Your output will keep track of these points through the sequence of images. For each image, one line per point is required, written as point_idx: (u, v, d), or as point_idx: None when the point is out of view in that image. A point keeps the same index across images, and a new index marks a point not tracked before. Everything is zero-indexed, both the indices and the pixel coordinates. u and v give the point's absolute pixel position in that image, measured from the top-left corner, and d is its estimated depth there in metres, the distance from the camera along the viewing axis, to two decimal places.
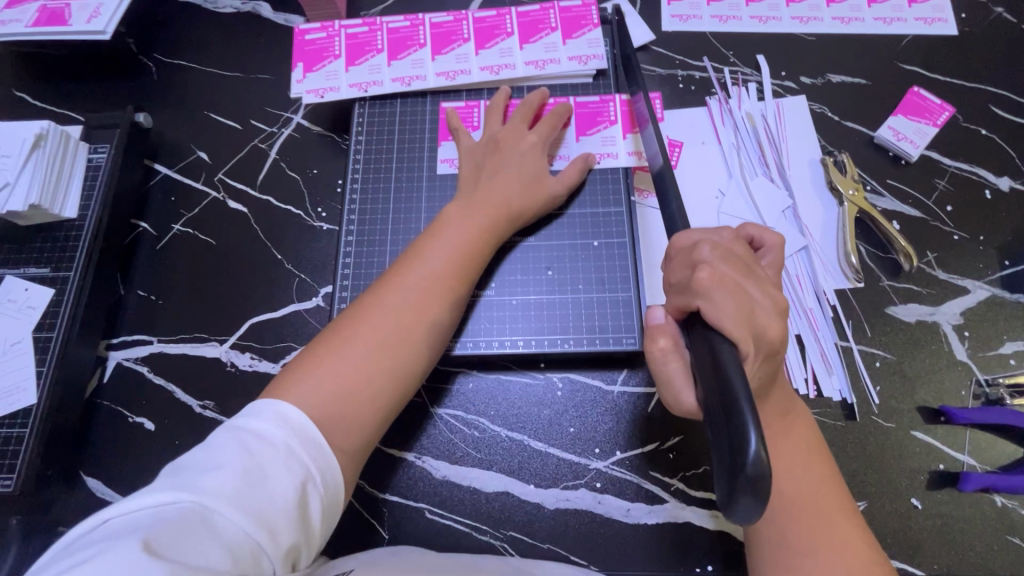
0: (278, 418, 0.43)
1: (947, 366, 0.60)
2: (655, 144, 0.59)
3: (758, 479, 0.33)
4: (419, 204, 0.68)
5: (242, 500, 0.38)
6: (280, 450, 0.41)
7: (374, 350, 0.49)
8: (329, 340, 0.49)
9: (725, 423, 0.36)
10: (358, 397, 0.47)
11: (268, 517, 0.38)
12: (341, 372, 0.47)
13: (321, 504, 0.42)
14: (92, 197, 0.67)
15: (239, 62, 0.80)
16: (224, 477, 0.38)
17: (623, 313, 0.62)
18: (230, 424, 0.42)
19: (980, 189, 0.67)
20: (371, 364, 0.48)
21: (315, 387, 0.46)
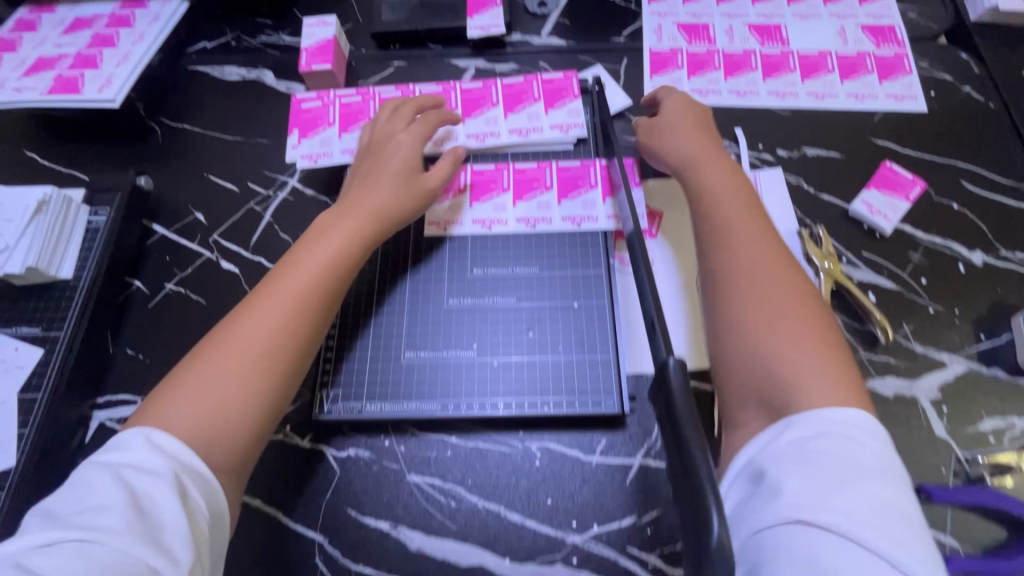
0: (154, 447, 0.46)
1: (926, 443, 0.60)
2: (630, 210, 0.61)
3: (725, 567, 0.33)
4: (404, 265, 0.68)
5: (118, 515, 0.42)
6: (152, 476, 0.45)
7: (233, 366, 0.51)
8: (192, 367, 0.52)
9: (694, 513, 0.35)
10: (229, 418, 0.50)
11: (150, 522, 0.42)
12: (206, 397, 0.50)
13: (200, 499, 0.46)
14: (89, 258, 0.70)
15: (241, 126, 0.84)
16: (95, 502, 0.42)
17: (602, 376, 0.62)
18: (104, 464, 0.46)
19: (954, 263, 0.69)
20: (233, 382, 0.51)
21: (179, 414, 0.49)
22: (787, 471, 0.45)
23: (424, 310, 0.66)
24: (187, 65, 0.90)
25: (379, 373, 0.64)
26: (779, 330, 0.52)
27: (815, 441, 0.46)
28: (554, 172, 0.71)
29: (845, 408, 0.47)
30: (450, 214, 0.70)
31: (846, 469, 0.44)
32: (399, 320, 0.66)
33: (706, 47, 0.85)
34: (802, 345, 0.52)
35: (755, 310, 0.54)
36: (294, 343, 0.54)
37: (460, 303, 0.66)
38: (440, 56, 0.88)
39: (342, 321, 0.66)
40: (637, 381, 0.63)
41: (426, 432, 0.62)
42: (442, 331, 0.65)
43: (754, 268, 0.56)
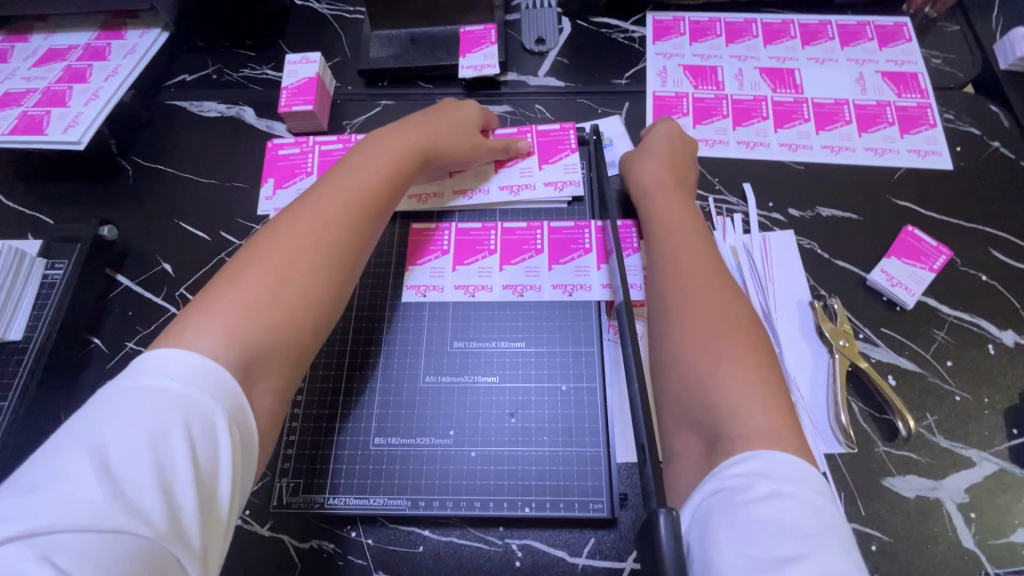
0: (189, 370, 0.40)
1: (951, 555, 0.54)
2: (620, 281, 0.56)
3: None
4: (379, 334, 0.64)
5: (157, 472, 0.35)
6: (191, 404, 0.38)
7: (276, 268, 0.49)
8: (224, 277, 0.48)
9: None
10: (272, 333, 0.46)
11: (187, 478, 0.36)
12: (235, 299, 0.46)
13: (250, 426, 0.42)
14: (42, 317, 0.65)
15: (217, 168, 0.79)
16: (134, 462, 0.35)
17: (591, 473, 0.56)
18: (129, 379, 0.39)
19: (982, 344, 0.63)
20: (275, 303, 0.47)
21: (215, 317, 0.44)
22: (717, 534, 0.38)
23: (399, 388, 0.61)
24: (164, 100, 0.85)
25: (348, 459, 0.59)
26: (725, 364, 0.48)
27: (759, 506, 0.38)
28: (546, 232, 0.67)
29: (783, 458, 0.41)
30: (432, 278, 0.66)
31: (788, 544, 0.36)
32: (369, 399, 0.61)
33: (714, 93, 0.79)
34: (745, 383, 0.47)
35: (697, 344, 0.50)
36: (340, 264, 0.52)
37: (438, 381, 0.61)
38: (430, 96, 0.83)
39: (309, 397, 0.61)
40: (629, 476, 0.57)
41: (396, 525, 0.57)
42: (417, 413, 0.60)
43: (700, 305, 0.53)
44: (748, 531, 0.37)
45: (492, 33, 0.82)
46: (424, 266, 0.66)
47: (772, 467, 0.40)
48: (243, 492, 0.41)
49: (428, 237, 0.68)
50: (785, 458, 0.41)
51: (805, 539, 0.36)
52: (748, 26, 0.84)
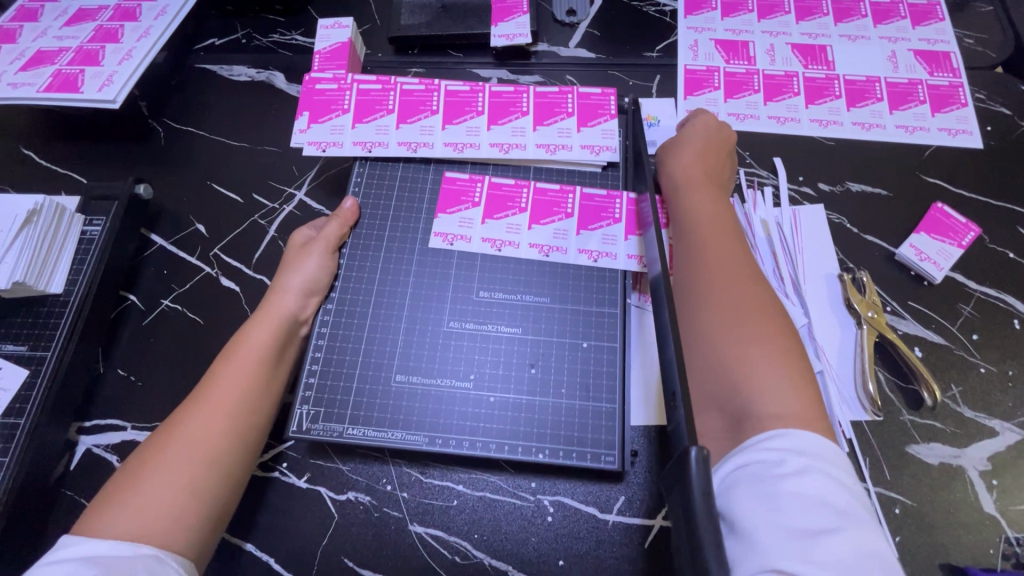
0: None
1: (974, 519, 0.55)
2: (655, 250, 0.57)
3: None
4: (407, 277, 0.65)
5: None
6: (146, 556, 0.43)
7: (218, 403, 0.53)
8: (161, 440, 0.50)
9: None
10: (217, 442, 0.51)
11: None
12: (184, 434, 0.50)
13: None
14: (81, 272, 0.66)
15: (248, 132, 0.80)
16: None
17: (604, 427, 0.57)
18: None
19: (1008, 319, 0.63)
20: (209, 428, 0.51)
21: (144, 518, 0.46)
22: (751, 509, 0.39)
23: (422, 331, 0.62)
24: (194, 63, 0.85)
25: (366, 396, 0.59)
26: (742, 345, 0.50)
27: (790, 480, 0.40)
28: (578, 197, 0.67)
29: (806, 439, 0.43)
30: (460, 228, 0.66)
31: (823, 515, 0.38)
32: (393, 338, 0.62)
33: (746, 68, 0.79)
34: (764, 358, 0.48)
35: (718, 322, 0.52)
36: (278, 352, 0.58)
37: (461, 327, 0.62)
38: (461, 64, 0.83)
39: (333, 332, 0.62)
40: (639, 434, 0.59)
41: (434, 478, 0.58)
42: (439, 359, 0.60)
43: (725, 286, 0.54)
44: (778, 503, 0.39)
45: (524, 3, 0.83)
46: (453, 215, 0.67)
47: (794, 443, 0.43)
48: None
49: (460, 187, 0.68)
50: (808, 436, 0.43)
51: (836, 511, 0.38)
52: (781, 2, 0.84)
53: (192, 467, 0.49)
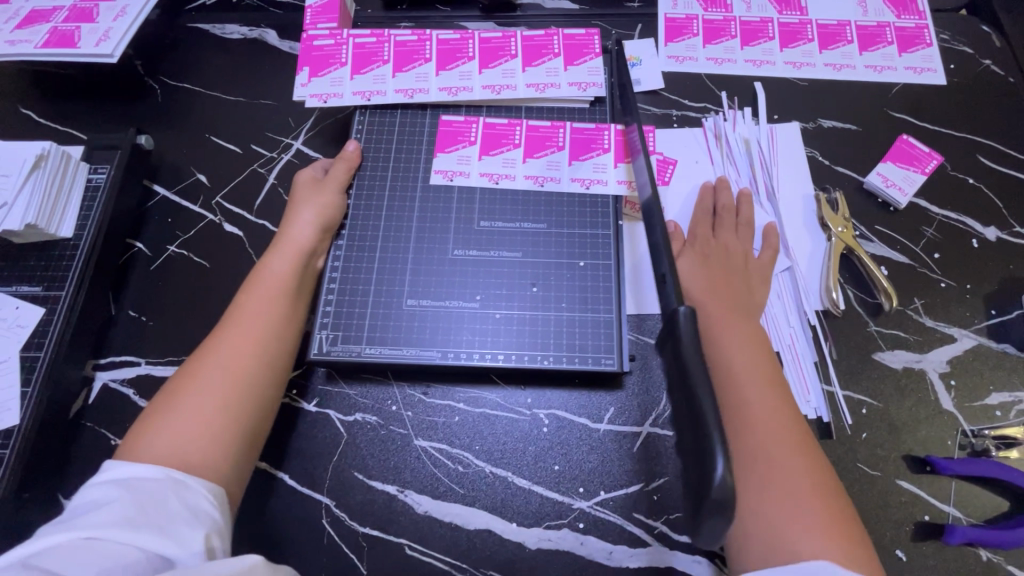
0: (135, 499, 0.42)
1: (933, 414, 0.60)
2: (646, 173, 0.58)
3: (725, 503, 0.31)
4: (413, 214, 0.68)
5: (137, 526, 0.40)
6: (169, 480, 0.44)
7: (243, 334, 0.55)
8: (191, 369, 0.53)
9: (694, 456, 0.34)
10: (245, 369, 0.53)
11: (169, 530, 0.41)
12: (211, 364, 0.53)
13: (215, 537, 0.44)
14: (89, 217, 0.68)
15: (243, 87, 0.82)
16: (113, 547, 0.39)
17: (603, 334, 0.62)
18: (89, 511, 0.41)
19: (967, 238, 0.68)
20: (237, 356, 0.54)
21: (181, 423, 0.49)
22: None
23: (430, 261, 0.66)
24: (186, 22, 0.86)
25: (382, 318, 0.64)
26: (771, 435, 0.48)
27: None
28: (568, 131, 0.70)
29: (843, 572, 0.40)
30: (458, 165, 0.70)
31: None
32: (402, 265, 0.66)
33: (723, 15, 0.82)
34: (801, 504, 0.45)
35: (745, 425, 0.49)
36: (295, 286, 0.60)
37: (466, 255, 0.66)
38: (448, 18, 0.85)
39: (346, 263, 0.66)
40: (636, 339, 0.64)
41: (436, 397, 0.62)
42: (447, 284, 0.65)
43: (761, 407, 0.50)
44: None
45: None
46: (451, 154, 0.71)
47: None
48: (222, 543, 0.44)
49: (456, 128, 0.72)
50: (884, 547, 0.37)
51: None
52: None
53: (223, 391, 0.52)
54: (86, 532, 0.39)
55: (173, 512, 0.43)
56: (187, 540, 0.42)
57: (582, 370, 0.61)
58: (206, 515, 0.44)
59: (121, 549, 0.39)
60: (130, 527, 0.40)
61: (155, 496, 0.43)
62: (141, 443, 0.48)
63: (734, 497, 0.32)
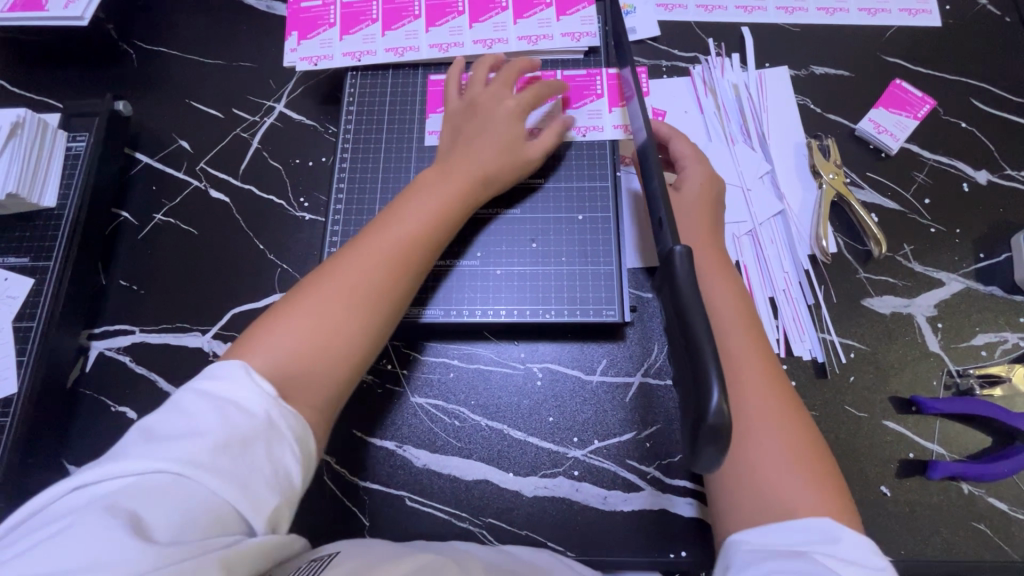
0: (228, 439, 0.40)
1: (920, 357, 0.61)
2: (640, 116, 0.55)
3: (721, 431, 0.31)
4: (407, 175, 0.67)
5: (221, 476, 0.38)
6: (262, 424, 0.41)
7: (385, 251, 0.52)
8: (326, 272, 0.51)
9: (691, 384, 0.33)
10: (382, 294, 0.51)
11: (251, 487, 0.39)
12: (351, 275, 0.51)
13: (284, 506, 0.41)
14: (71, 186, 0.67)
15: (219, 48, 0.79)
16: (192, 494, 0.38)
17: (604, 286, 0.62)
18: (182, 437, 0.39)
19: (958, 182, 0.68)
20: (376, 275, 0.51)
21: (301, 332, 0.47)
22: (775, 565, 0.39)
23: None
24: None
25: None
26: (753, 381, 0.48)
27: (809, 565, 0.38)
28: (559, 80, 0.69)
29: (839, 529, 0.41)
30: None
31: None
32: None
33: None
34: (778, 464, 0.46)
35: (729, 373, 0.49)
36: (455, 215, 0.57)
37: None
38: None
39: (345, 226, 0.66)
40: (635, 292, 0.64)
41: (430, 356, 0.63)
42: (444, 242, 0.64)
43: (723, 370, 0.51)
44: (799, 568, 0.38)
45: None
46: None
47: (833, 540, 0.40)
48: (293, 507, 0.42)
49: None
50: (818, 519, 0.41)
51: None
52: None
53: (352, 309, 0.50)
54: (173, 465, 0.38)
55: (256, 463, 0.40)
56: (261, 503, 0.40)
57: (580, 323, 0.61)
58: (286, 472, 0.42)
59: (201, 498, 0.38)
60: (213, 474, 0.38)
61: (246, 438, 0.40)
62: (260, 339, 0.47)
63: (730, 424, 0.31)
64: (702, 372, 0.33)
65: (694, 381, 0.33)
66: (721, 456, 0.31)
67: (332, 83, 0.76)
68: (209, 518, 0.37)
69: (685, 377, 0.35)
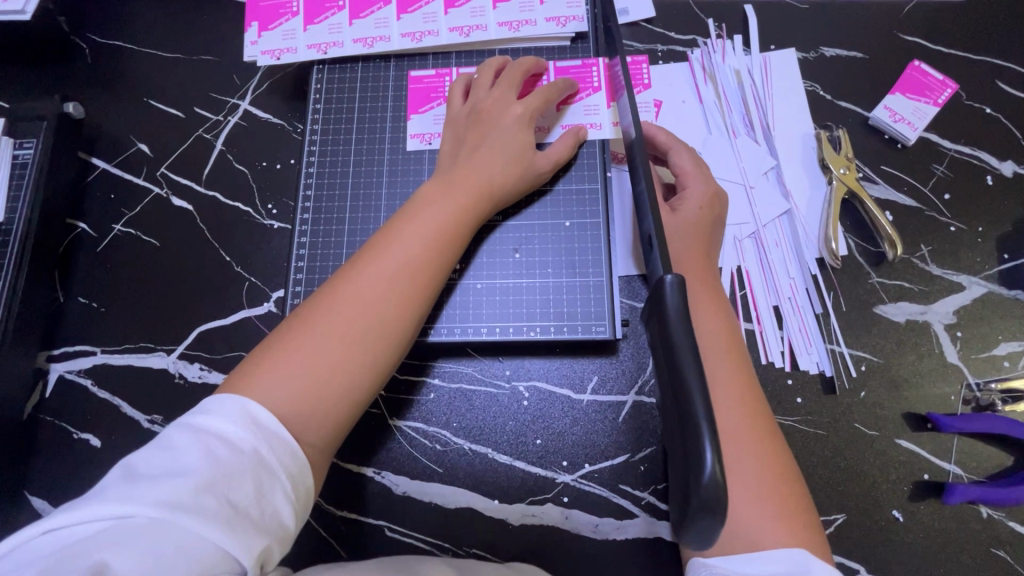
0: (214, 476, 0.36)
1: (937, 370, 0.56)
2: (630, 114, 0.50)
3: (715, 503, 0.27)
4: (381, 178, 0.62)
5: (207, 516, 0.35)
6: (250, 458, 0.38)
7: (397, 269, 0.48)
8: (330, 295, 0.47)
9: (680, 440, 0.30)
10: (392, 321, 0.47)
11: (240, 529, 0.36)
12: (355, 300, 0.46)
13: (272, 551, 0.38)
14: (19, 198, 0.62)
15: (176, 40, 0.73)
16: (171, 538, 0.34)
17: (594, 299, 0.57)
18: (164, 474, 0.36)
19: (982, 175, 0.62)
20: (386, 298, 0.47)
21: (305, 364, 0.44)
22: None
23: None
24: None
25: None
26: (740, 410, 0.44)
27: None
28: (551, 73, 0.62)
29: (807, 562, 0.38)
30: (435, 127, 0.63)
31: None
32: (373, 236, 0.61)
33: None
34: (755, 487, 0.42)
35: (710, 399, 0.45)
36: (468, 228, 0.52)
37: None
38: None
39: (314, 236, 0.61)
40: (628, 303, 0.59)
41: (408, 375, 0.59)
42: None
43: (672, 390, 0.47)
44: None
45: None
46: (426, 115, 0.63)
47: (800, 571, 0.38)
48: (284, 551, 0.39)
49: (428, 84, 0.64)
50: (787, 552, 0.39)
51: None
52: None
53: (360, 338, 0.45)
54: (152, 505, 0.34)
55: (243, 501, 0.37)
56: (248, 544, 0.36)
57: (568, 340, 0.56)
58: (274, 511, 0.38)
59: (181, 540, 0.34)
60: (195, 513, 0.35)
61: (231, 473, 0.37)
62: (259, 372, 0.43)
63: (725, 493, 0.28)
64: (692, 429, 0.29)
65: (685, 440, 0.29)
66: (713, 526, 0.28)
67: (299, 78, 0.70)
68: (189, 562, 0.33)
69: (676, 431, 0.31)
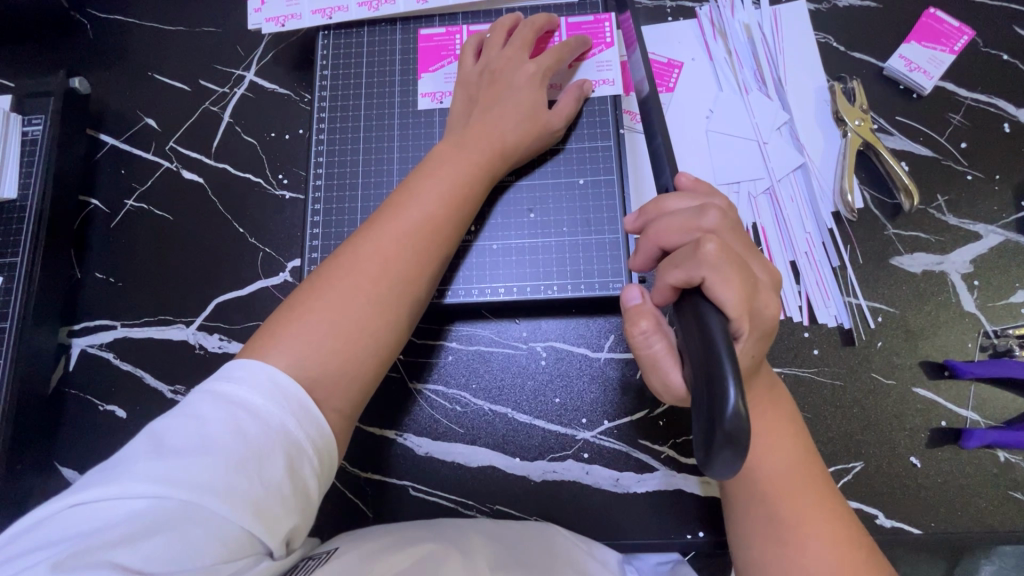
0: (239, 452, 0.37)
1: (954, 319, 0.56)
2: (642, 69, 0.52)
3: (739, 435, 0.30)
4: (391, 144, 0.62)
5: (234, 494, 0.36)
6: (277, 434, 0.39)
7: (413, 234, 0.48)
8: (347, 258, 0.47)
9: (703, 383, 0.32)
10: (410, 283, 0.47)
11: (269, 505, 0.37)
12: (371, 262, 0.46)
13: (299, 526, 0.39)
14: (32, 174, 0.62)
15: (179, 13, 0.72)
16: (200, 512, 0.35)
17: (609, 256, 0.57)
18: (190, 449, 0.36)
19: (999, 123, 0.61)
20: (404, 261, 0.47)
21: (326, 327, 0.44)
22: None
23: None
24: None
25: None
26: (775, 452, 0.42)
27: None
28: (563, 30, 0.61)
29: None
30: (446, 85, 0.62)
31: None
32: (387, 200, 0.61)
33: None
34: (781, 482, 0.41)
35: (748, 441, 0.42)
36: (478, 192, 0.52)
37: None
38: None
39: (328, 205, 0.61)
40: None
41: (425, 339, 0.59)
42: None
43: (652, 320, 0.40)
44: None
45: None
46: (436, 73, 0.63)
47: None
48: (309, 526, 0.40)
49: (438, 43, 0.63)
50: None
51: None
52: None
53: (382, 301, 0.46)
54: (180, 482, 0.35)
55: (273, 479, 0.37)
56: (277, 522, 0.37)
57: (585, 297, 0.57)
58: (302, 487, 0.39)
59: (213, 520, 0.35)
60: (227, 493, 0.35)
61: (261, 451, 0.37)
62: (281, 334, 0.43)
63: (748, 427, 0.30)
64: (718, 368, 0.32)
65: (708, 380, 0.32)
66: (735, 463, 0.31)
67: (304, 47, 0.69)
68: (220, 539, 0.35)
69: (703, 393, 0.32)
